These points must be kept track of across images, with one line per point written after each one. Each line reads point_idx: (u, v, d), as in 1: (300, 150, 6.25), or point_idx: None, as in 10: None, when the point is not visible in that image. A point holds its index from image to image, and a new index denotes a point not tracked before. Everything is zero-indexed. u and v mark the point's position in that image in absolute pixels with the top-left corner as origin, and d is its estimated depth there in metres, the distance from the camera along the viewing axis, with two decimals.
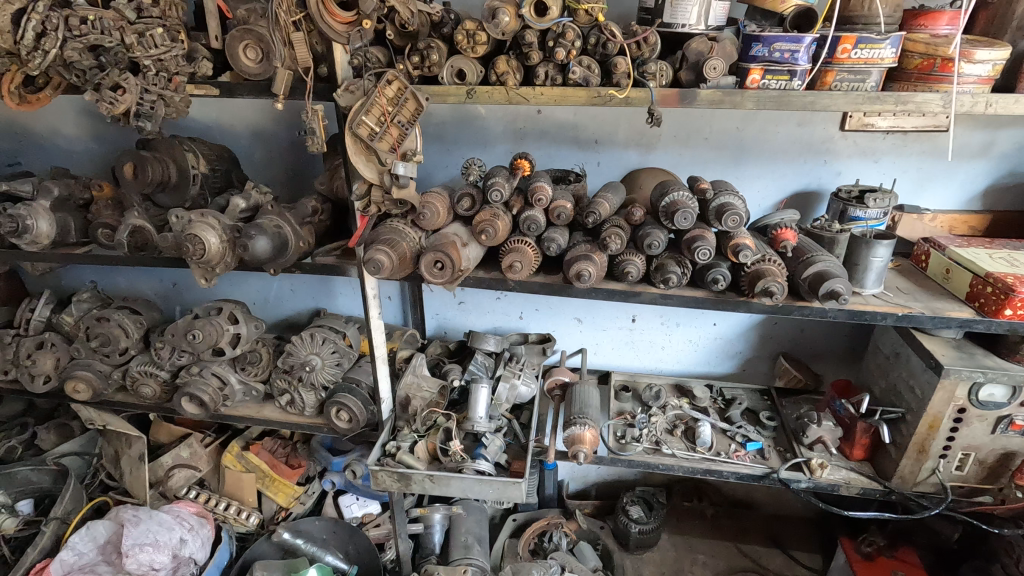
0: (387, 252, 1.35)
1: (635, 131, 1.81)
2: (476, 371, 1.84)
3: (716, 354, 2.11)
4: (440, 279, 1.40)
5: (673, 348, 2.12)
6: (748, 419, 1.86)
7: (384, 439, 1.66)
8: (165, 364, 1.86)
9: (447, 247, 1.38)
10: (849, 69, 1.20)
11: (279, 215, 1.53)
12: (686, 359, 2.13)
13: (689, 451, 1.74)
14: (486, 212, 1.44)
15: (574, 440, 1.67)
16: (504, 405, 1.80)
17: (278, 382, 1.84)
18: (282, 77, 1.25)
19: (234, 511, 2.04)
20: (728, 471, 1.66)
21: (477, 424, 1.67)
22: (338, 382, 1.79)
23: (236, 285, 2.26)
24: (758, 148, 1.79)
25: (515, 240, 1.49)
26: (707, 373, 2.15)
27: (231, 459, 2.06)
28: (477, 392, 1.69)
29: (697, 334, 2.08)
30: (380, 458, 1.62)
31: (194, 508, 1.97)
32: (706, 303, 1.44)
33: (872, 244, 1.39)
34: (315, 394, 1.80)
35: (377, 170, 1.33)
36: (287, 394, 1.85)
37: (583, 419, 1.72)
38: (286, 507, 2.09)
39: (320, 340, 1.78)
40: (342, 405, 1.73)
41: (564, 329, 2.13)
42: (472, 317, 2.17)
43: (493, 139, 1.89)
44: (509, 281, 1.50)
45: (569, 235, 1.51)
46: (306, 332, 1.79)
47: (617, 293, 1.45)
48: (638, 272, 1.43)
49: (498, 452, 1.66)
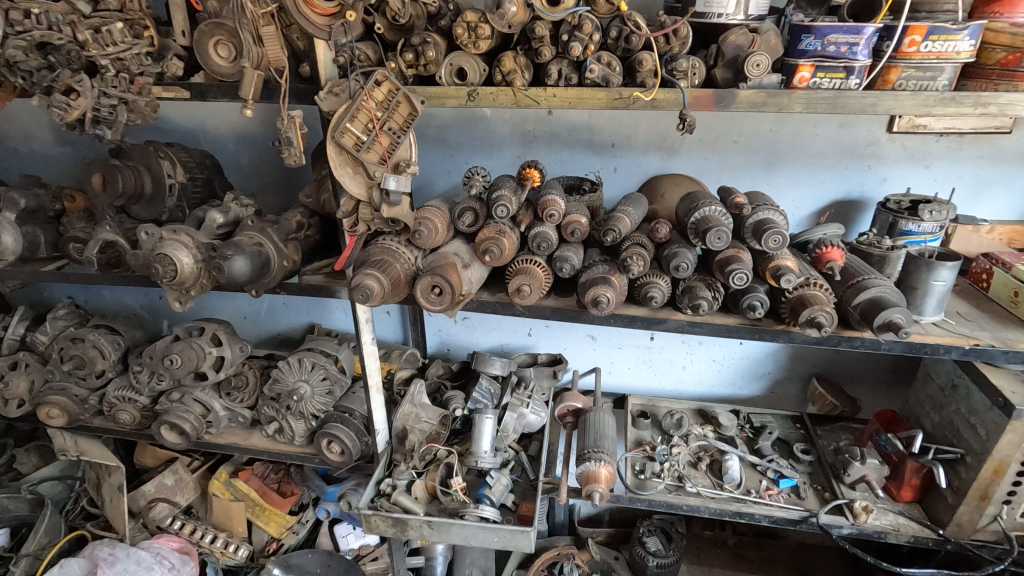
0: (378, 277, 1.18)
1: (657, 133, 1.63)
2: (480, 398, 1.67)
3: (742, 375, 1.93)
4: (439, 306, 1.24)
5: (694, 367, 1.95)
6: (780, 451, 1.69)
7: (379, 477, 1.51)
8: (143, 389, 1.71)
9: (446, 270, 1.22)
10: (917, 64, 1.02)
11: (260, 230, 1.37)
12: (709, 379, 1.96)
13: (716, 489, 1.57)
14: (491, 229, 1.28)
15: (589, 478, 1.51)
16: (511, 436, 1.64)
17: (265, 409, 1.69)
18: (252, 78, 1.08)
19: (221, 544, 1.91)
20: (759, 514, 1.49)
21: (481, 459, 1.52)
22: (329, 412, 1.63)
23: (226, 300, 2.11)
24: (793, 151, 1.62)
25: (525, 260, 1.32)
26: (732, 395, 1.98)
27: (219, 487, 1.94)
28: (482, 423, 1.53)
29: (722, 353, 1.91)
30: (373, 498, 1.47)
31: (176, 544, 1.88)
32: (740, 332, 1.26)
33: (934, 265, 1.21)
34: (305, 423, 1.65)
35: (365, 184, 1.16)
36: (275, 423, 1.70)
37: (599, 454, 1.55)
38: (278, 538, 1.95)
39: (309, 366, 1.62)
40: (333, 437, 1.58)
41: (576, 347, 1.97)
42: (477, 334, 2.00)
43: (500, 142, 1.72)
44: (516, 306, 1.33)
45: (584, 253, 1.34)
46: (294, 356, 1.63)
47: (639, 320, 1.29)
48: (663, 296, 1.26)
49: (504, 492, 1.50)
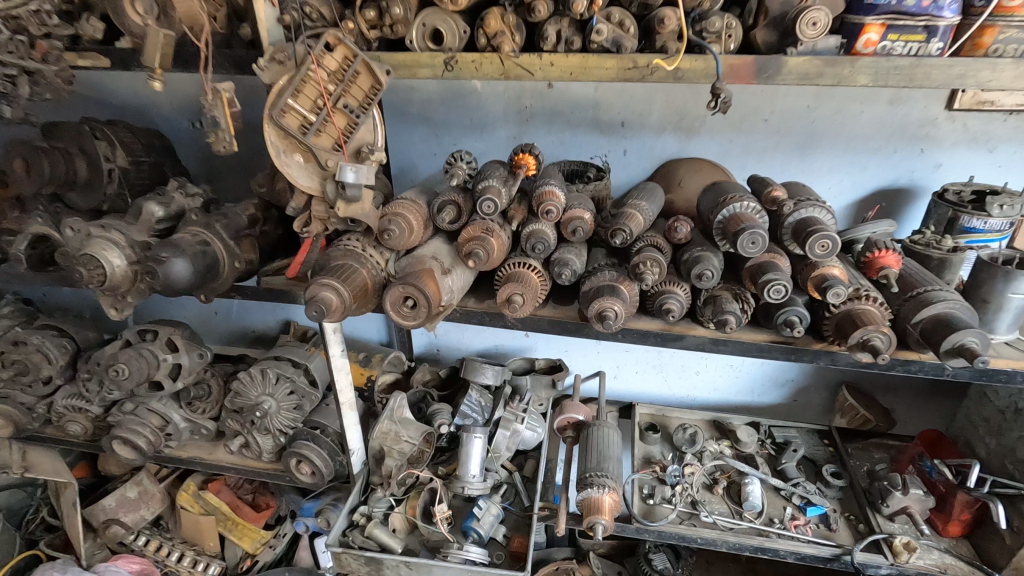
0: (336, 288, 0.98)
1: (673, 111, 1.41)
2: (469, 412, 1.47)
3: (763, 381, 1.74)
4: (413, 321, 1.03)
5: (709, 373, 1.76)
6: (806, 473, 1.50)
7: (352, 505, 1.34)
8: (93, 399, 1.53)
9: (421, 278, 1.01)
10: (1021, 22, 0.79)
11: (206, 226, 1.17)
12: (725, 386, 1.77)
13: (734, 518, 1.39)
14: (476, 227, 1.07)
15: (590, 508, 1.34)
16: (504, 456, 1.45)
17: (228, 422, 1.52)
18: (157, 41, 0.88)
19: (188, 563, 1.77)
20: (785, 551, 1.31)
21: (468, 485, 1.34)
22: (297, 428, 1.44)
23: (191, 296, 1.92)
24: (831, 132, 1.39)
25: (518, 263, 1.11)
26: (750, 403, 1.79)
27: (187, 500, 1.79)
28: (469, 444, 1.35)
29: (740, 358, 1.72)
30: (345, 530, 1.30)
31: (137, 566, 1.73)
32: (771, 352, 1.06)
33: (1013, 275, 0.99)
34: (272, 439, 1.47)
35: (317, 175, 0.95)
36: (241, 438, 1.52)
37: (602, 479, 1.37)
38: (253, 554, 1.79)
39: (273, 378, 1.42)
40: (301, 457, 1.40)
41: (578, 350, 1.77)
42: (467, 335, 1.81)
43: (492, 121, 1.49)
44: (506, 317, 1.12)
45: (587, 256, 1.14)
46: (255, 366, 1.43)
47: (652, 336, 1.08)
48: (682, 307, 1.06)
49: (494, 524, 1.31)
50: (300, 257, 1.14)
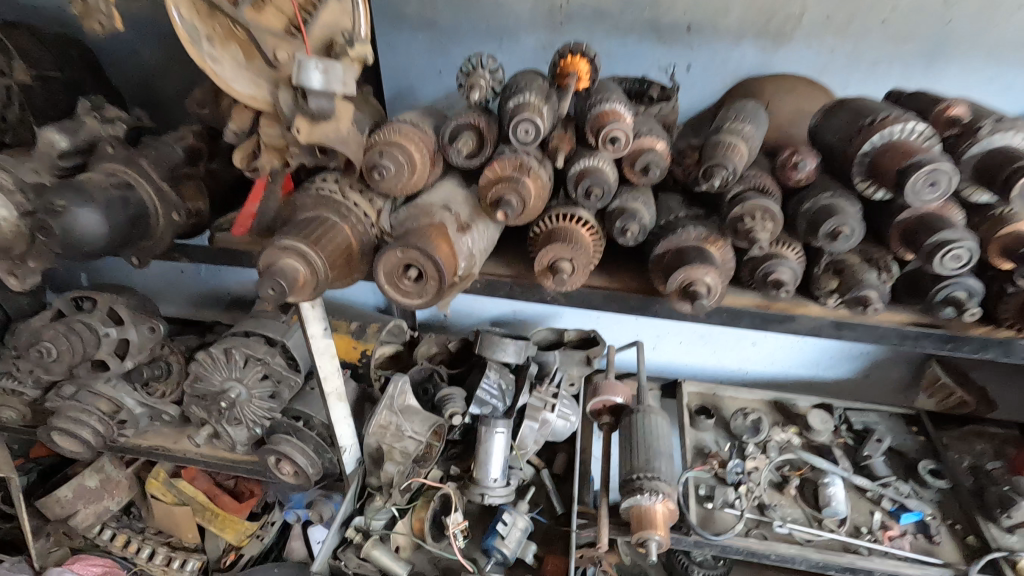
0: (305, 253, 0.66)
1: (760, 8, 1.05)
2: (488, 397, 1.19)
3: (832, 355, 1.47)
4: (419, 299, 0.72)
5: (768, 345, 1.48)
6: (895, 468, 1.25)
7: (346, 514, 1.09)
8: (27, 380, 1.24)
9: (428, 238, 0.70)
10: None
11: (127, 163, 0.85)
12: (786, 360, 1.50)
13: (813, 528, 1.14)
14: (508, 162, 0.76)
15: (641, 520, 1.08)
16: (530, 451, 1.19)
17: (193, 409, 1.24)
18: None
19: (162, 561, 1.55)
20: (880, 572, 1.07)
21: (489, 493, 1.09)
22: (274, 420, 1.16)
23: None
24: (971, 38, 1.04)
25: (563, 214, 0.80)
26: (814, 380, 1.52)
27: (157, 488, 1.56)
28: (491, 441, 1.10)
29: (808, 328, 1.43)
30: (337, 547, 1.07)
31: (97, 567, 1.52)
32: (914, 342, 0.77)
33: None
34: (247, 431, 1.20)
35: (267, 80, 0.63)
36: (208, 428, 1.25)
37: (654, 483, 1.11)
38: (237, 546, 1.57)
39: (241, 361, 1.11)
40: (281, 456, 1.14)
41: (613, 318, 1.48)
42: (479, 299, 1.52)
43: (515, 25, 1.13)
44: (545, 290, 0.82)
45: (658, 204, 0.83)
46: (218, 345, 1.12)
47: (748, 318, 0.79)
48: (795, 278, 0.76)
49: (520, 544, 1.06)
50: (251, 207, 0.82)
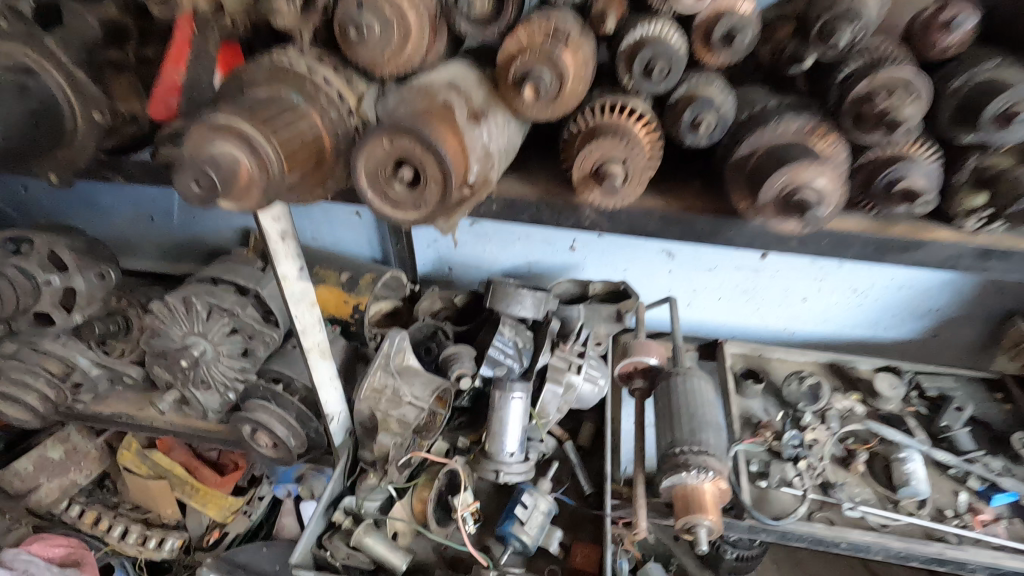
0: (248, 136, 0.46)
1: None
2: (502, 357, 1.00)
3: (893, 311, 1.31)
4: (416, 212, 0.52)
5: (820, 300, 1.32)
6: (981, 441, 1.08)
7: (333, 494, 0.92)
8: None
9: (432, 123, 0.50)
10: None
11: (27, 42, 0.63)
12: (839, 317, 1.34)
13: (888, 511, 0.96)
14: (538, 24, 0.54)
15: (686, 501, 0.90)
16: (552, 421, 1.01)
17: (156, 369, 1.05)
18: None
19: (136, 540, 1.39)
20: (974, 563, 0.90)
21: (505, 469, 0.91)
22: (248, 383, 0.98)
23: (117, 193, 1.42)
24: None
25: (610, 106, 0.58)
26: (869, 340, 1.36)
27: (130, 460, 1.40)
28: (508, 408, 0.92)
29: (869, 280, 1.27)
30: (323, 534, 0.89)
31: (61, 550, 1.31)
32: None
33: None
34: (219, 395, 1.02)
35: None
36: (174, 393, 1.07)
37: (702, 458, 0.92)
38: (221, 523, 1.43)
39: (203, 313, 0.91)
40: (258, 425, 0.96)
41: (644, 266, 1.32)
42: (491, 247, 1.35)
43: None
44: (585, 211, 0.62)
45: (739, 94, 0.61)
46: (175, 293, 0.92)
47: (860, 246, 0.59)
48: (933, 187, 0.55)
49: (542, 529, 0.88)
50: (172, 72, 0.58)
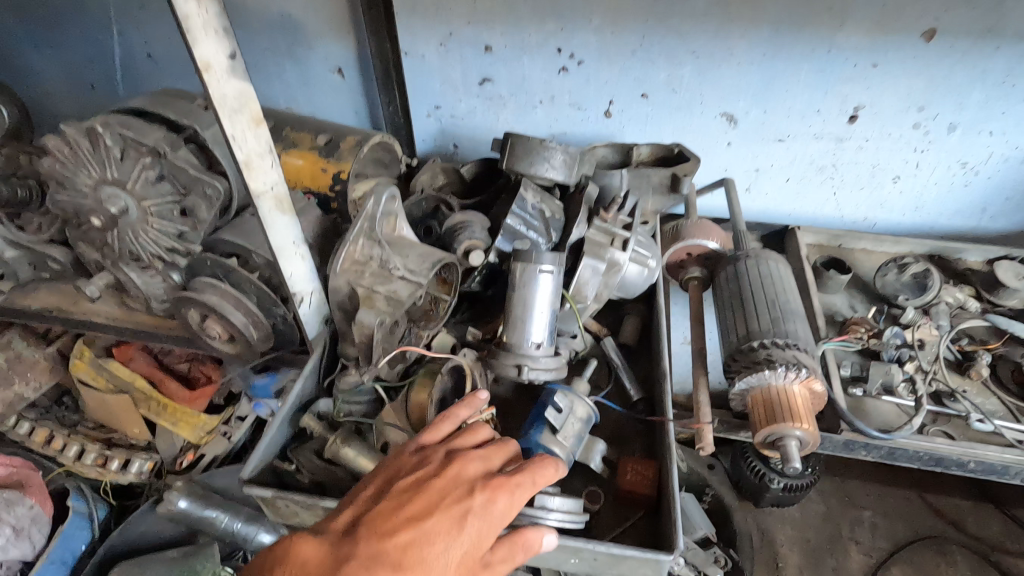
0: None
1: None
2: (523, 227, 0.77)
3: (1007, 193, 1.06)
4: None
5: (917, 179, 1.06)
6: None
7: (302, 395, 0.71)
8: None
9: None
10: None
11: None
12: (936, 202, 1.09)
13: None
14: None
15: (770, 407, 0.68)
16: (591, 308, 0.79)
17: (78, 248, 0.82)
18: None
19: (94, 461, 1.21)
20: None
21: (531, 365, 0.68)
22: (190, 257, 0.75)
23: (47, 53, 1.16)
24: None
25: None
26: (968, 231, 1.12)
27: (83, 372, 1.20)
28: (535, 284, 0.69)
29: (985, 151, 1.00)
30: (289, 444, 0.69)
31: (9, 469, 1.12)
32: None
33: None
34: (160, 276, 0.79)
35: None
36: (105, 277, 0.84)
37: (790, 353, 0.69)
38: (197, 446, 1.22)
39: (115, 151, 0.68)
40: (205, 310, 0.74)
41: (697, 136, 1.06)
42: (506, 114, 1.09)
43: None
44: None
45: None
46: (78, 127, 0.67)
47: None
48: None
49: (579, 443, 0.67)
50: None
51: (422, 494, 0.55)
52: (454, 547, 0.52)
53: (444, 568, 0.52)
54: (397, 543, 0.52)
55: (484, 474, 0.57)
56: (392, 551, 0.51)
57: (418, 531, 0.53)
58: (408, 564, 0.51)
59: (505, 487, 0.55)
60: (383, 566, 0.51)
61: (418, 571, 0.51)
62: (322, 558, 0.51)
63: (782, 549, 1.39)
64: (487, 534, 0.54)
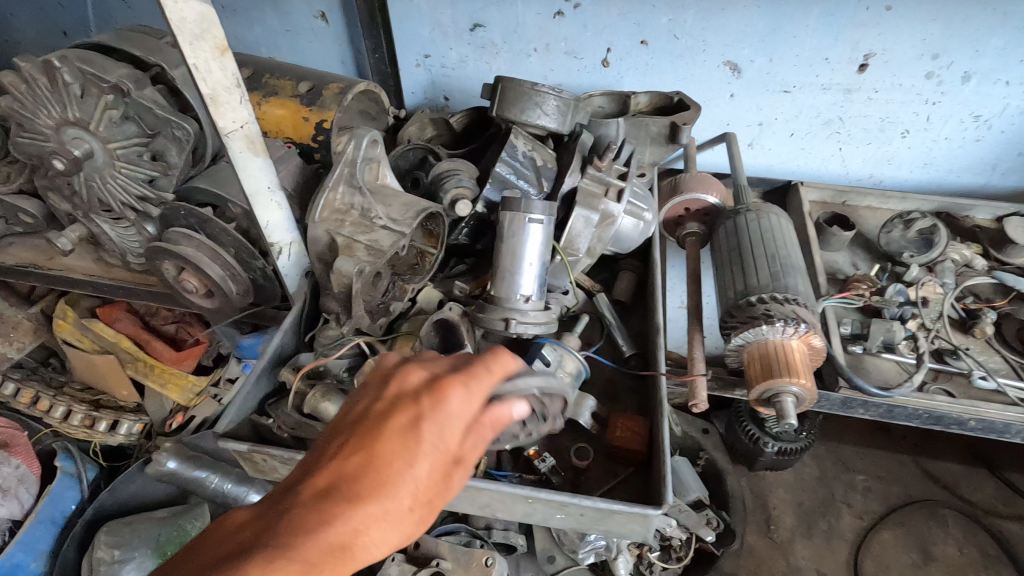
0: None
1: None
2: (513, 177, 0.74)
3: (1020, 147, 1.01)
4: None
5: (926, 132, 1.02)
6: None
7: (281, 348, 0.69)
8: None
9: None
10: None
11: None
12: (944, 157, 1.05)
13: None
14: None
15: (765, 362, 0.66)
16: (583, 263, 0.77)
17: (47, 197, 0.78)
18: None
19: (82, 422, 1.19)
20: None
21: (520, 318, 0.65)
22: (163, 206, 0.71)
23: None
24: None
25: None
26: (977, 189, 1.08)
27: (68, 332, 1.17)
28: (525, 234, 0.65)
29: (1001, 101, 0.96)
30: (268, 399, 0.68)
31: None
32: None
33: None
34: (134, 228, 0.76)
35: None
36: (78, 228, 0.80)
37: (788, 307, 0.67)
38: (186, 408, 1.20)
39: (76, 89, 0.64)
40: (180, 261, 0.71)
41: (698, 87, 1.02)
42: (499, 62, 1.04)
43: None
44: None
45: None
46: (37, 63, 0.63)
47: None
48: None
49: (569, 393, 0.65)
50: None
51: (368, 415, 0.45)
52: (417, 460, 0.42)
53: (411, 487, 0.42)
54: (348, 477, 0.41)
55: (434, 374, 0.47)
56: (340, 483, 0.41)
57: (367, 458, 0.42)
58: (364, 497, 0.40)
59: (461, 378, 0.45)
60: (331, 508, 0.39)
61: (378, 500, 0.40)
62: (254, 522, 0.39)
63: (774, 511, 1.39)
64: (453, 431, 0.43)
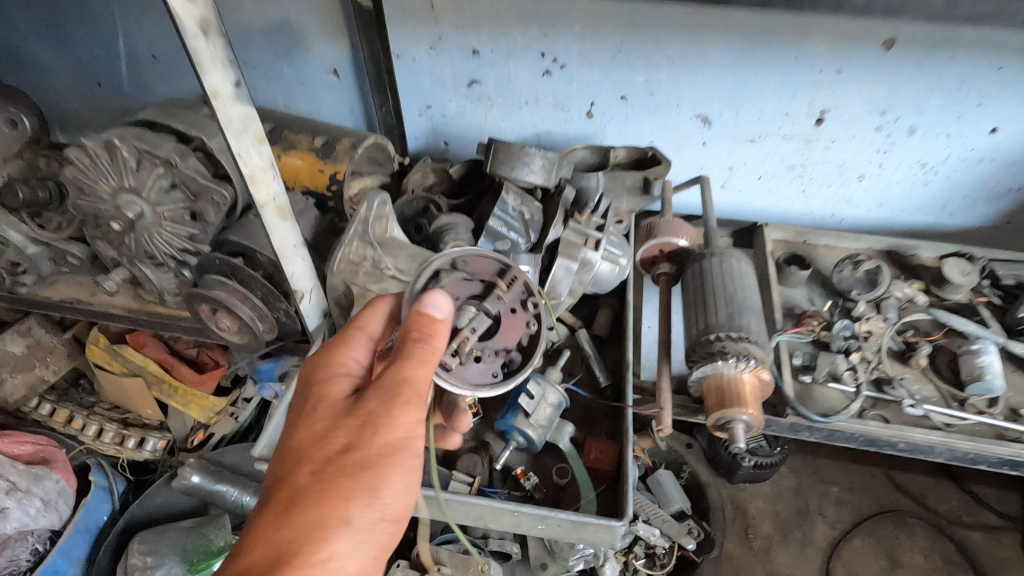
0: None
1: None
2: (505, 230, 0.83)
3: (963, 190, 1.13)
4: None
5: (878, 176, 1.13)
6: None
7: None
8: None
9: None
10: None
11: None
12: (895, 198, 1.17)
13: (952, 410, 0.84)
14: None
15: (720, 394, 0.77)
16: (566, 303, 0.88)
17: (96, 245, 0.89)
18: None
19: (112, 440, 1.28)
20: None
21: None
22: (202, 255, 0.82)
23: (56, 52, 1.21)
24: None
25: None
26: (927, 226, 1.19)
27: (99, 356, 1.27)
28: None
29: (943, 150, 1.07)
30: None
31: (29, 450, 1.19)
32: None
33: None
34: (172, 273, 0.87)
35: None
36: (122, 271, 0.91)
37: (742, 345, 0.77)
38: (206, 425, 1.31)
39: (131, 161, 0.75)
40: (215, 304, 0.81)
41: (673, 137, 1.13)
42: (493, 113, 1.15)
43: None
44: None
45: None
46: (97, 139, 0.74)
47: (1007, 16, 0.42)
48: None
49: (550, 424, 0.75)
50: None
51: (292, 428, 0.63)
52: (309, 423, 0.59)
53: (317, 436, 0.57)
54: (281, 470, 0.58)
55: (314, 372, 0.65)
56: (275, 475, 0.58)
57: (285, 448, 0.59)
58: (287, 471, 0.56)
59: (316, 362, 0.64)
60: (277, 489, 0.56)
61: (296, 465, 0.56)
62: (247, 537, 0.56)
63: (753, 521, 1.49)
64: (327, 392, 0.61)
